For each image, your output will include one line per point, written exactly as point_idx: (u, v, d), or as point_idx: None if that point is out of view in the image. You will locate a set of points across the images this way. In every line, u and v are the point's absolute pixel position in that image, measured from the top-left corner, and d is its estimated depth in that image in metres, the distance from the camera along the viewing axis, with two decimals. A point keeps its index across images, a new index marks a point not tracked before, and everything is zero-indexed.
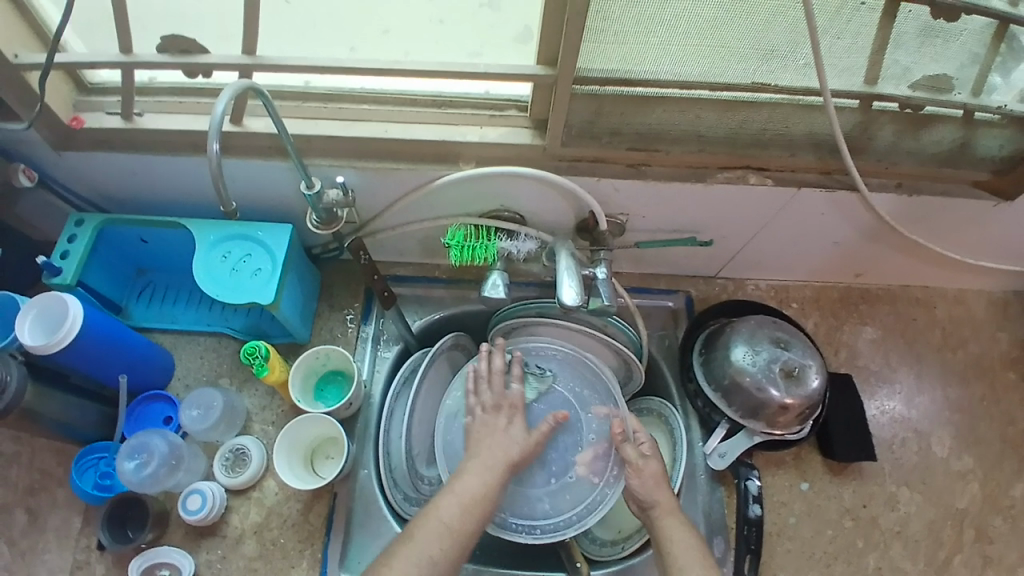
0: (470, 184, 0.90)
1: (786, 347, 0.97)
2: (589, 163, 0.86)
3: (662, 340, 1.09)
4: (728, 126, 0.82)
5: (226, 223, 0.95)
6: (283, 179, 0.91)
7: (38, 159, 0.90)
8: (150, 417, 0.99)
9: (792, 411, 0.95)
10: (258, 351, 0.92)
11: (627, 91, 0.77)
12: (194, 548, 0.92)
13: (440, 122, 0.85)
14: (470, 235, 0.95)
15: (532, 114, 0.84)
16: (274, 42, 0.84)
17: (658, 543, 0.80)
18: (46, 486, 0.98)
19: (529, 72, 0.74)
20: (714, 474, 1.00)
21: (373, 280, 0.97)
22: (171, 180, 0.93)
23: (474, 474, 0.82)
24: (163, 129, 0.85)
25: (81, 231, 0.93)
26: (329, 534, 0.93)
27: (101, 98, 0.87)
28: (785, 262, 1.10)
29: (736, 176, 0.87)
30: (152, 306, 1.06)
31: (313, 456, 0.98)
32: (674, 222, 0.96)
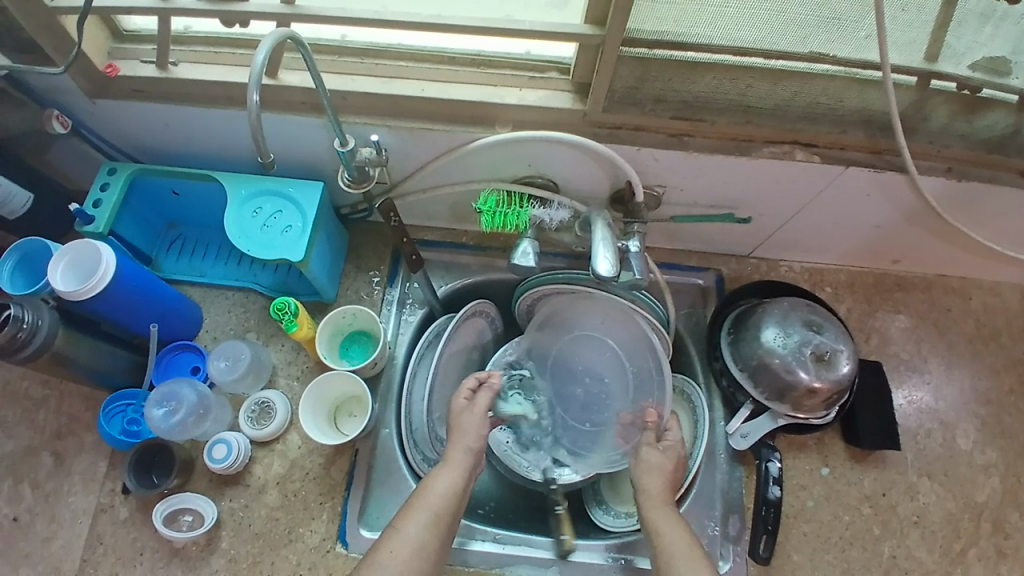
0: (503, 149, 0.88)
1: (819, 331, 0.95)
2: (629, 132, 0.83)
3: (690, 318, 1.08)
4: (777, 98, 0.79)
5: (258, 178, 0.95)
6: (316, 135, 0.90)
7: (71, 105, 0.90)
8: (178, 366, 1.00)
9: (819, 395, 0.93)
10: (287, 307, 0.92)
11: (676, 56, 0.73)
12: (216, 496, 0.94)
13: (478, 82, 0.83)
14: (502, 202, 0.93)
15: (574, 77, 0.81)
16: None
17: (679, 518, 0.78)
18: (73, 430, 1.00)
19: (574, 32, 0.71)
20: (734, 453, 1.00)
21: (402, 244, 0.97)
22: (202, 132, 0.92)
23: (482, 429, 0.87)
24: (197, 79, 0.83)
25: (113, 179, 0.93)
26: (350, 489, 0.95)
27: (135, 45, 0.86)
28: (821, 244, 1.07)
29: (780, 151, 0.84)
30: (181, 258, 1.07)
31: (336, 413, 0.99)
32: (713, 197, 0.93)
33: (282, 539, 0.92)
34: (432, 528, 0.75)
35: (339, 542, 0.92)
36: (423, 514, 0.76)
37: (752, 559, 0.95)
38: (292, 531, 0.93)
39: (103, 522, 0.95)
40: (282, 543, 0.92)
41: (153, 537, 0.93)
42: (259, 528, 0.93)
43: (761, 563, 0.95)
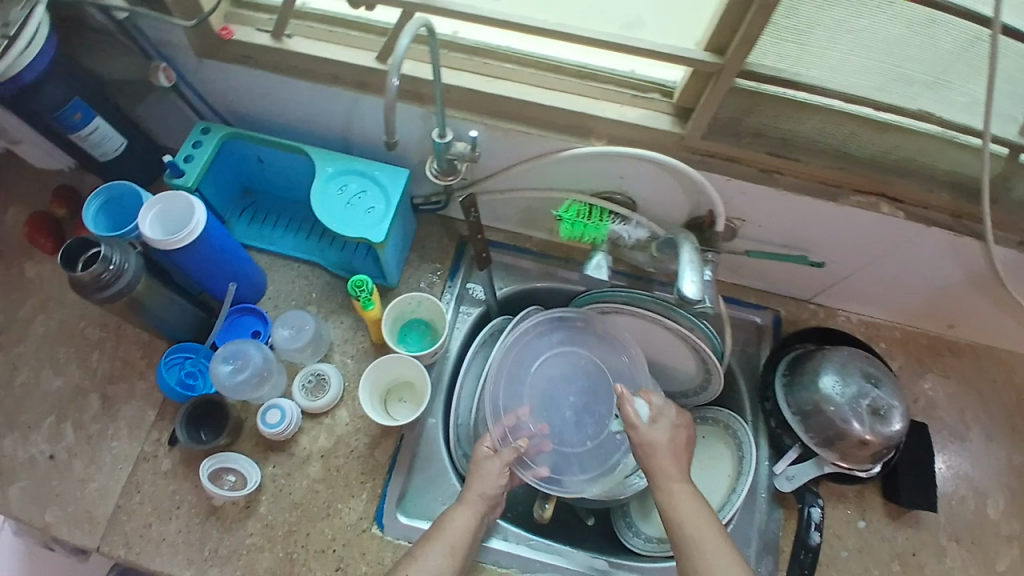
0: (592, 161, 0.89)
1: (877, 385, 0.96)
2: (721, 161, 0.84)
3: (743, 353, 1.09)
4: (878, 148, 0.81)
5: (346, 157, 0.97)
6: (410, 124, 0.92)
7: (178, 61, 0.92)
8: (240, 328, 1.01)
9: (869, 447, 0.94)
10: (365, 285, 0.93)
11: (788, 94, 0.75)
12: (261, 460, 0.95)
13: (580, 94, 0.85)
14: (583, 213, 0.94)
15: (675, 101, 0.82)
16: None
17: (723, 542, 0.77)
18: (125, 376, 1.01)
19: (693, 57, 0.72)
20: (776, 495, 1.00)
21: (475, 239, 0.98)
22: (301, 105, 0.94)
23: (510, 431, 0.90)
24: (310, 55, 0.85)
25: (207, 139, 0.95)
26: (391, 472, 0.95)
27: (251, 13, 0.87)
28: (882, 298, 1.07)
29: (867, 202, 0.85)
30: (252, 225, 1.08)
31: (387, 396, 1.00)
32: (788, 236, 0.94)
33: (320, 512, 0.93)
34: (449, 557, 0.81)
35: (375, 523, 0.93)
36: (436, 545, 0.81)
37: None
38: (330, 505, 0.94)
39: (145, 470, 0.96)
40: (320, 516, 0.93)
41: (191, 492, 0.94)
42: (299, 498, 0.94)
43: None
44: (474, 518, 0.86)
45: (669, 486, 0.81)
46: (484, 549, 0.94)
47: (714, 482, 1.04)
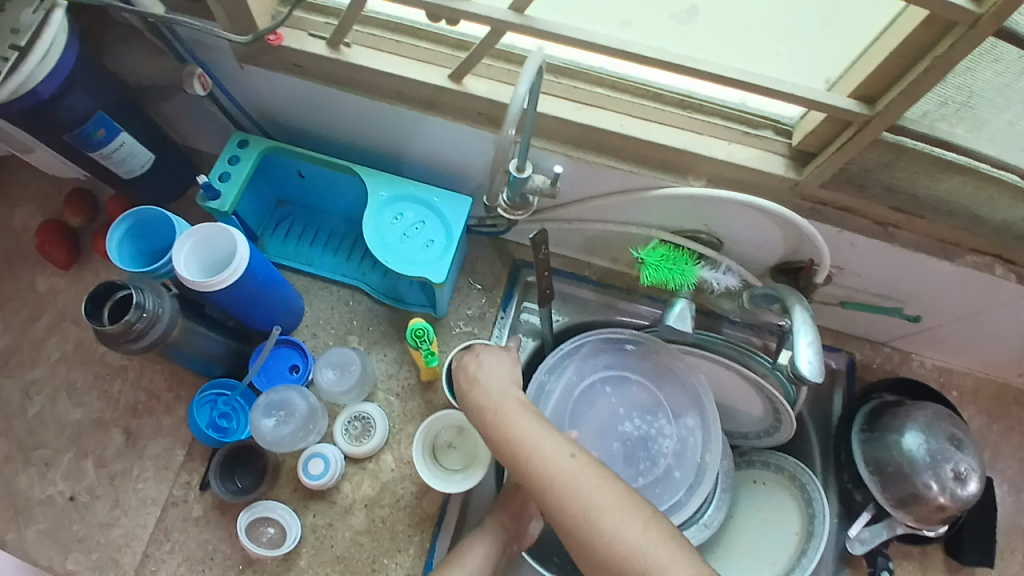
0: (683, 202, 0.80)
1: (959, 448, 0.90)
2: (834, 211, 0.75)
3: (814, 399, 1.01)
4: (1012, 214, 0.72)
5: (401, 179, 0.86)
6: (481, 149, 0.81)
7: (217, 65, 0.80)
8: (277, 362, 0.92)
9: (947, 511, 0.88)
10: (426, 335, 0.88)
11: (938, 153, 0.64)
12: (301, 509, 0.88)
13: (682, 127, 0.74)
14: (669, 255, 0.85)
15: (794, 143, 0.72)
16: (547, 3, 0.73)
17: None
18: (149, 409, 0.92)
19: (834, 106, 0.62)
20: (843, 555, 0.94)
21: (541, 276, 0.88)
22: (354, 121, 0.83)
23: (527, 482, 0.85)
24: (374, 68, 0.73)
25: (245, 153, 0.84)
26: (439, 525, 0.89)
27: (305, 14, 0.75)
28: (966, 350, 1.00)
29: (982, 263, 0.78)
30: (288, 242, 0.98)
31: (434, 444, 0.89)
32: (887, 288, 0.86)
33: (365, 568, 0.87)
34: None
35: None
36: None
37: None
38: (375, 560, 0.87)
39: (174, 517, 0.88)
40: (365, 571, 0.87)
41: (225, 542, 0.87)
42: (341, 551, 0.87)
43: None
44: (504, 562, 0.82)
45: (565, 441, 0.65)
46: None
47: (778, 538, 0.97)
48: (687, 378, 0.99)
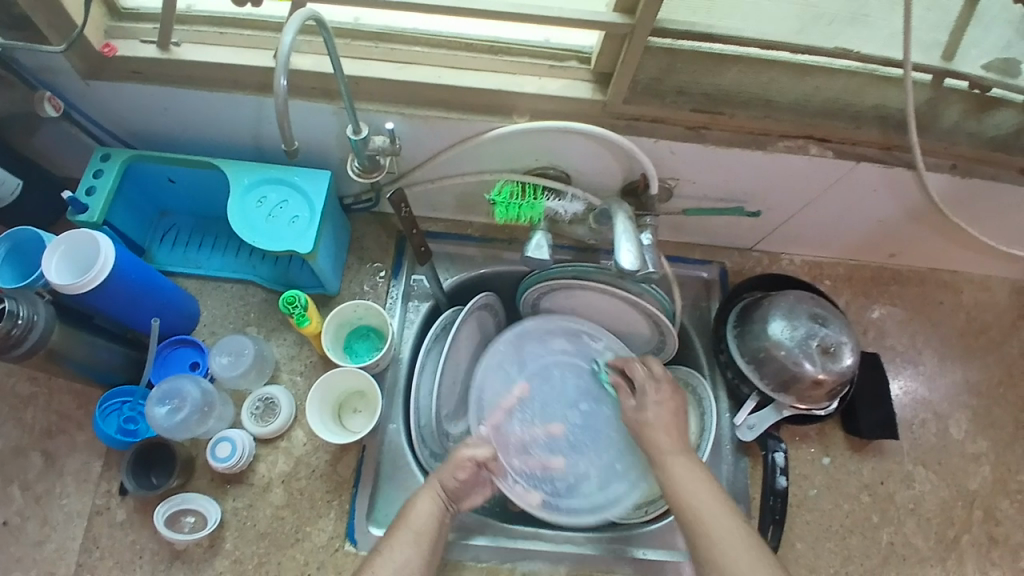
0: (518, 139, 0.86)
1: (824, 324, 0.97)
2: (648, 124, 0.82)
3: (694, 311, 1.10)
4: (799, 93, 0.79)
5: (262, 165, 0.91)
6: (328, 123, 0.86)
7: (64, 87, 0.84)
8: (177, 361, 0.97)
9: (824, 385, 0.95)
10: (298, 301, 0.90)
11: (706, 48, 0.74)
12: (219, 496, 0.92)
13: (496, 70, 0.81)
14: (516, 193, 0.92)
15: (594, 67, 0.80)
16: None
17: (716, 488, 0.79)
18: (63, 429, 0.95)
19: (603, 21, 0.70)
20: (740, 445, 1.02)
21: (411, 234, 0.93)
22: (205, 118, 0.88)
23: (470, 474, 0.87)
24: (203, 61, 0.79)
25: (108, 166, 0.88)
26: (357, 486, 0.93)
27: (134, 24, 0.80)
28: (822, 238, 1.08)
29: (796, 146, 0.84)
30: (175, 249, 1.02)
31: (341, 409, 0.98)
32: (723, 190, 0.94)
33: (289, 538, 0.91)
34: (415, 545, 0.79)
35: (348, 540, 0.91)
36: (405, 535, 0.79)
37: None
38: (299, 529, 0.91)
39: (99, 524, 0.90)
40: (289, 543, 0.90)
41: (152, 540, 0.90)
42: (264, 528, 0.91)
43: None
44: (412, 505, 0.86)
45: (669, 463, 0.83)
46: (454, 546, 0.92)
47: None
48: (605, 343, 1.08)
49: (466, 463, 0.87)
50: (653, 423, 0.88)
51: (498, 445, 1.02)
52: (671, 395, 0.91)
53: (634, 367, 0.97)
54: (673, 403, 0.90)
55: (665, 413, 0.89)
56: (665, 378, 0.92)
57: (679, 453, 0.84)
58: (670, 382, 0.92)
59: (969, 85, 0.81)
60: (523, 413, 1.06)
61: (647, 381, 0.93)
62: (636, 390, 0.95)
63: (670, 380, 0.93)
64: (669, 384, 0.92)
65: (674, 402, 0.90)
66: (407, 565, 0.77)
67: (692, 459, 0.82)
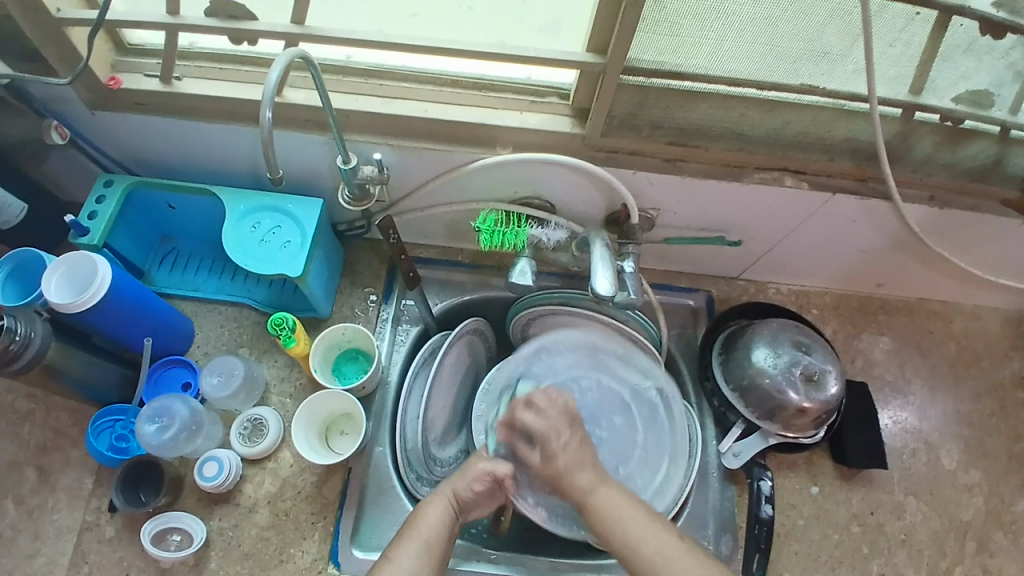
0: (503, 169, 0.89)
1: (807, 352, 0.98)
2: (625, 155, 0.85)
3: (681, 337, 1.11)
4: (771, 126, 0.82)
5: (257, 193, 0.94)
6: (319, 152, 0.90)
7: (72, 116, 0.89)
8: (168, 382, 0.99)
9: (809, 414, 0.96)
10: (285, 322, 0.94)
11: (675, 85, 0.77)
12: (206, 515, 0.93)
13: (480, 104, 0.85)
14: (501, 221, 0.95)
15: (574, 103, 0.83)
16: (322, 10, 0.82)
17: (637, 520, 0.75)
18: (58, 445, 0.98)
19: (577, 59, 0.73)
20: (726, 473, 1.02)
21: (399, 260, 0.96)
22: (204, 147, 0.92)
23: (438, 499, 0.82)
24: (199, 94, 0.84)
25: (110, 192, 0.92)
26: (342, 508, 0.94)
27: (140, 59, 0.85)
28: (807, 267, 1.10)
29: (772, 177, 0.86)
30: (174, 272, 1.06)
31: (328, 431, 1.00)
32: (705, 220, 0.97)
33: (273, 559, 0.91)
34: (424, 555, 0.77)
35: (331, 563, 0.91)
36: (412, 544, 0.77)
37: None
38: (283, 550, 0.92)
39: (89, 541, 0.92)
40: (273, 563, 0.91)
41: (139, 557, 0.91)
42: (249, 548, 0.92)
43: None
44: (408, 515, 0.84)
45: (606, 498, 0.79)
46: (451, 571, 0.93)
47: None
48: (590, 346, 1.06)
49: (484, 476, 0.85)
50: (566, 455, 0.82)
51: (506, 462, 1.00)
52: (572, 431, 0.84)
53: (521, 415, 0.86)
54: (578, 440, 0.84)
55: (575, 451, 0.82)
56: (562, 415, 0.85)
57: (610, 480, 0.81)
58: (569, 416, 0.85)
59: (940, 117, 0.83)
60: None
61: (548, 427, 0.84)
62: (535, 440, 0.85)
63: (566, 414, 0.85)
64: (567, 420, 0.85)
65: (578, 436, 0.84)
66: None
67: (618, 488, 0.80)
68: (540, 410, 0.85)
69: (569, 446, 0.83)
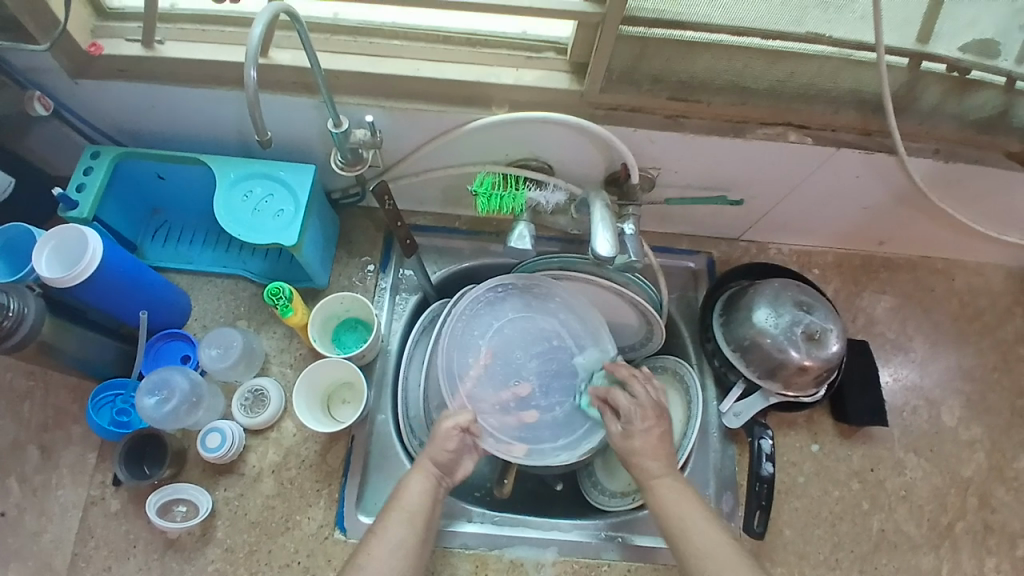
0: (499, 130, 0.87)
1: (809, 310, 0.97)
2: (625, 113, 0.83)
3: (681, 301, 1.10)
4: (774, 78, 0.80)
5: (247, 161, 0.92)
6: (310, 117, 0.87)
7: (53, 86, 0.85)
8: (168, 355, 0.99)
9: (810, 371, 0.96)
10: (282, 292, 0.92)
11: (676, 35, 0.75)
12: (211, 486, 0.94)
13: (471, 61, 0.82)
14: (498, 184, 0.93)
15: (570, 58, 0.81)
16: None
17: (676, 503, 0.78)
18: (59, 422, 0.97)
19: (575, 10, 0.70)
20: (727, 433, 1.03)
21: (395, 227, 0.93)
22: (191, 114, 0.89)
23: (415, 479, 0.82)
24: (185, 57, 0.81)
25: (97, 164, 0.89)
26: (346, 475, 0.94)
27: (119, 23, 0.82)
28: (809, 226, 1.08)
29: (774, 133, 0.84)
30: (168, 245, 1.05)
31: (329, 400, 0.99)
32: (706, 179, 0.95)
33: (279, 527, 0.92)
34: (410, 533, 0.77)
35: (337, 529, 0.92)
36: (399, 520, 0.78)
37: (747, 533, 0.97)
38: (289, 518, 0.92)
39: (95, 515, 0.92)
40: (279, 531, 0.92)
41: (145, 529, 0.92)
42: (255, 517, 0.92)
43: (756, 538, 0.97)
44: (427, 487, 0.82)
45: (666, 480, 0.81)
46: (446, 533, 0.94)
47: (668, 430, 1.06)
48: (534, 288, 1.03)
49: (452, 433, 0.85)
50: (642, 451, 0.83)
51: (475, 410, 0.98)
52: (657, 423, 0.85)
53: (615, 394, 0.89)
54: (660, 431, 0.85)
55: (654, 439, 0.84)
56: (653, 404, 0.86)
57: (679, 474, 0.82)
58: (657, 409, 0.87)
59: (947, 67, 0.81)
60: (494, 377, 1.02)
61: (634, 408, 0.86)
62: (620, 416, 0.88)
63: (657, 406, 0.87)
64: (655, 411, 0.86)
65: (660, 430, 0.85)
66: (403, 545, 0.76)
67: (683, 483, 0.81)
68: (619, 400, 0.88)
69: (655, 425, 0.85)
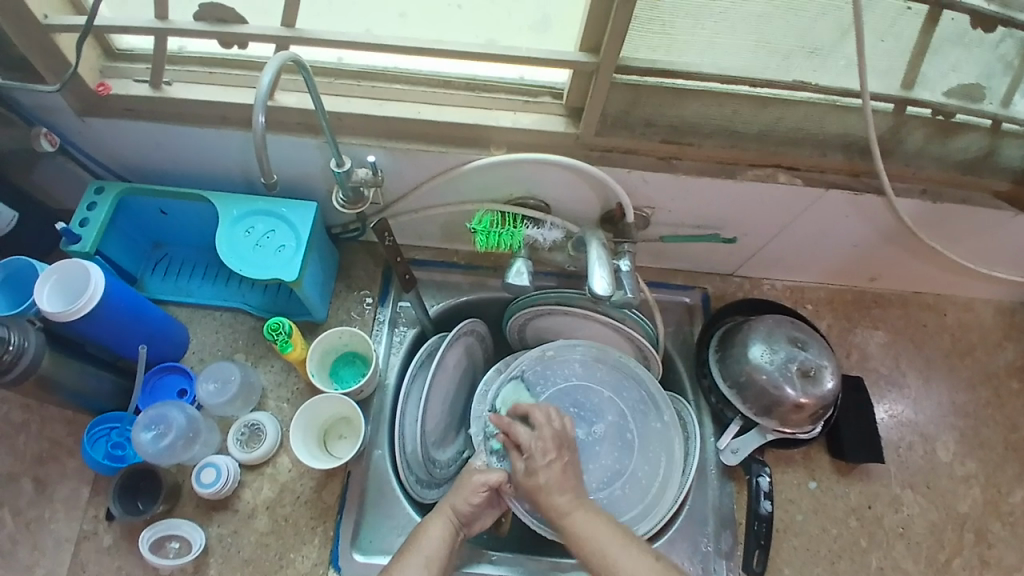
0: (498, 170, 0.89)
1: (803, 347, 0.98)
2: (619, 155, 0.86)
3: (677, 335, 1.11)
4: (763, 123, 0.82)
5: (249, 197, 0.94)
6: (313, 156, 0.89)
7: (60, 124, 0.88)
8: (165, 389, 0.99)
9: (806, 409, 0.96)
10: (282, 327, 0.93)
11: (668, 83, 0.78)
12: (205, 522, 0.93)
13: (471, 105, 0.85)
14: (496, 222, 0.95)
15: (566, 102, 0.83)
16: (311, 13, 0.82)
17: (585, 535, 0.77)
18: (55, 455, 0.97)
19: (570, 59, 0.73)
20: (725, 469, 1.02)
21: (395, 262, 0.95)
22: (196, 152, 0.91)
23: (436, 524, 0.82)
24: (191, 98, 0.83)
25: (101, 199, 0.91)
26: (341, 513, 0.94)
27: (128, 64, 0.85)
28: (801, 263, 1.10)
29: (764, 174, 0.87)
30: (167, 279, 1.06)
31: (326, 435, 0.99)
32: (698, 218, 0.97)
33: (273, 565, 0.91)
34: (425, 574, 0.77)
35: (331, 567, 0.91)
36: (413, 564, 0.77)
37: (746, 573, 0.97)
38: (283, 556, 0.92)
39: (87, 550, 0.91)
40: (272, 569, 0.91)
41: (138, 565, 0.91)
42: (249, 555, 0.91)
43: None
44: (447, 528, 0.82)
45: (574, 512, 0.80)
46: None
47: None
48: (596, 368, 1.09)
49: (480, 488, 0.86)
50: (546, 486, 0.82)
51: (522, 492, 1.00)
52: (558, 454, 0.85)
53: (514, 429, 0.87)
54: (561, 463, 0.84)
55: (557, 472, 0.83)
56: (552, 437, 0.86)
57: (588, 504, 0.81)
58: (558, 440, 0.87)
59: (932, 111, 0.84)
60: None
61: (532, 442, 0.85)
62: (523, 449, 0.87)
63: (555, 433, 0.87)
64: (555, 442, 0.86)
65: (563, 461, 0.85)
66: None
67: (591, 511, 0.80)
68: (517, 434, 0.86)
69: (555, 461, 0.84)
